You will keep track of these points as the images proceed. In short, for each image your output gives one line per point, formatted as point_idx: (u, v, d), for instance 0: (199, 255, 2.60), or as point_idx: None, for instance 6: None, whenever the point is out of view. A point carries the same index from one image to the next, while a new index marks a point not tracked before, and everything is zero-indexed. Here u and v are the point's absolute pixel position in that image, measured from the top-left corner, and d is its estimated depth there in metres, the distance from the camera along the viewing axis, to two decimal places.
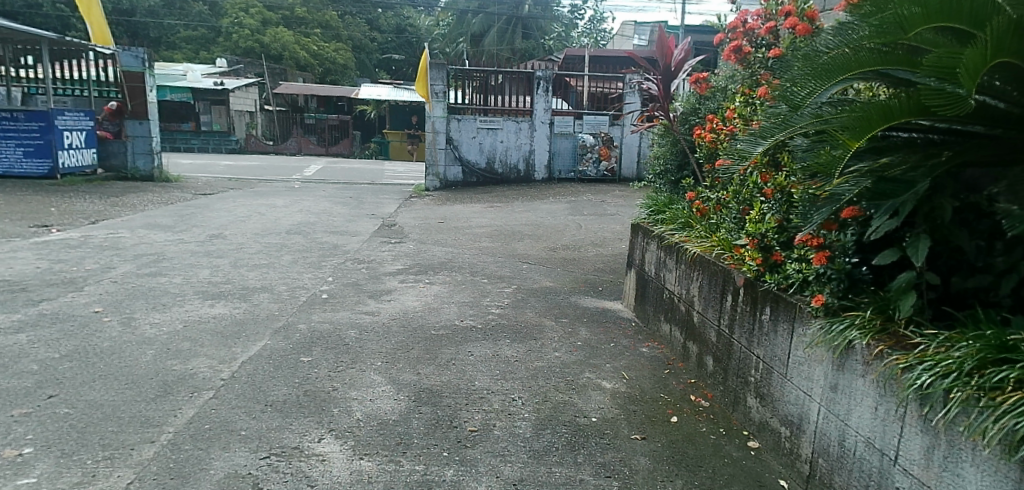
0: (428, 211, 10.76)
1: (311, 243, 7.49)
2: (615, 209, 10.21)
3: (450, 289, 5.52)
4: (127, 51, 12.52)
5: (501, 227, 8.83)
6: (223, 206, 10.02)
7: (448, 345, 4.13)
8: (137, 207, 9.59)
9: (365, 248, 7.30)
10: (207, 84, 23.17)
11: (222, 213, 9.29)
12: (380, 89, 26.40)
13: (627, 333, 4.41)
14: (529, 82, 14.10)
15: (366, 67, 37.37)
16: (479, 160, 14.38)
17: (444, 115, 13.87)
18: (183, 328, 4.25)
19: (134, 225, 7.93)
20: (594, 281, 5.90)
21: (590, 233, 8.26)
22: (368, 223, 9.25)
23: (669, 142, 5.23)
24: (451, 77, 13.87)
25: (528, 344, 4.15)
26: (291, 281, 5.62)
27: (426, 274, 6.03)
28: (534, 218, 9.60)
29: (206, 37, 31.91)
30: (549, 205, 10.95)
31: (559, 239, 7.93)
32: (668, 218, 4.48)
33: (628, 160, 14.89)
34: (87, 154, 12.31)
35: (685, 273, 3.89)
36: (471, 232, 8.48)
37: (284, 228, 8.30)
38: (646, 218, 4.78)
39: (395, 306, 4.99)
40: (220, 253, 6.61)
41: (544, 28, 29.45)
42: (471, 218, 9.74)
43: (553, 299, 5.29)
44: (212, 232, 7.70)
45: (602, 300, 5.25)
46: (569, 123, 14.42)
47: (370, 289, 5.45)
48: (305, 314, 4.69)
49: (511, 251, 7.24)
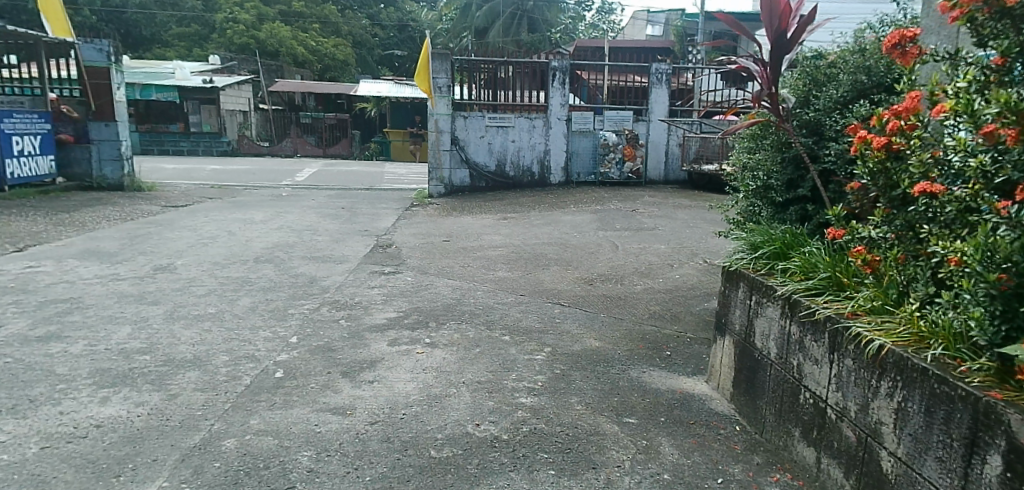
0: (431, 224, 9.21)
1: (282, 276, 5.95)
2: (652, 221, 8.62)
3: (459, 358, 3.92)
4: (88, 44, 11.05)
5: (520, 248, 7.25)
6: (190, 223, 8.48)
7: (457, 485, 2.55)
8: (85, 225, 8.07)
9: (350, 284, 5.72)
10: (196, 82, 21.65)
11: (185, 233, 7.75)
12: (380, 86, 24.91)
13: (735, 452, 2.84)
14: (543, 75, 12.59)
15: (368, 64, 35.76)
16: (488, 162, 12.76)
17: (449, 113, 12.31)
18: (33, 457, 2.68)
19: (65, 253, 6.39)
20: (655, 339, 4.31)
21: (631, 256, 6.66)
22: (359, 244, 7.68)
23: (773, 145, 3.71)
24: (457, 70, 12.28)
25: (586, 482, 2.57)
26: (238, 346, 4.04)
27: (424, 330, 4.44)
28: (557, 234, 8.03)
29: (199, 34, 30.42)
30: (572, 215, 9.40)
31: (593, 266, 6.33)
32: (795, 268, 2.93)
33: (654, 161, 13.34)
34: (42, 161, 10.85)
35: (852, 376, 2.36)
36: (483, 256, 6.94)
37: (254, 254, 6.76)
38: (749, 261, 3.22)
39: (378, 394, 3.40)
40: (157, 296, 5.03)
41: (552, 21, 27.88)
42: (483, 235, 8.18)
43: (608, 373, 3.71)
44: (160, 261, 6.16)
45: (676, 378, 3.66)
46: (588, 119, 12.83)
47: (348, 360, 3.86)
48: (241, 417, 3.11)
49: (537, 288, 5.63)
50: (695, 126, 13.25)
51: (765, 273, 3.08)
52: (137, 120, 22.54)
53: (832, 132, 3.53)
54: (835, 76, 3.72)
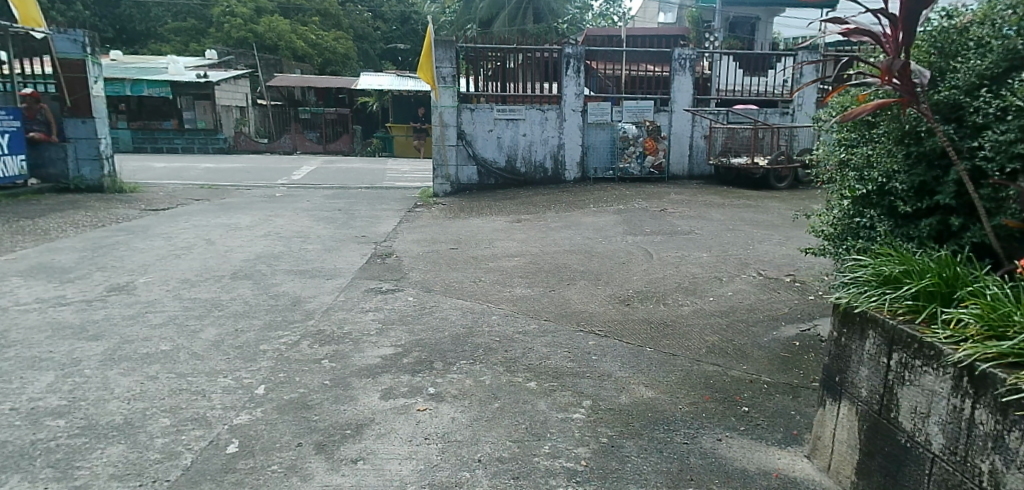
0: (436, 228, 8.31)
1: (261, 296, 5.04)
2: (685, 224, 7.70)
3: (472, 419, 3.00)
4: (61, 34, 10.13)
5: (539, 257, 6.33)
6: (166, 229, 7.62)
7: None
8: (47, 233, 7.17)
9: (340, 307, 4.81)
10: (189, 76, 20.80)
11: (157, 241, 6.85)
12: (382, 79, 23.98)
13: None
14: (556, 64, 11.62)
15: (370, 58, 34.77)
16: (498, 157, 11.81)
17: (455, 105, 11.37)
18: None
19: (10, 269, 5.50)
20: (723, 386, 3.38)
21: (669, 268, 5.72)
22: (355, 253, 6.78)
23: (891, 137, 2.79)
24: (462, 59, 11.32)
25: None
26: (186, 403, 3.11)
27: (429, 373, 3.52)
28: (579, 239, 7.11)
29: (196, 27, 29.55)
30: (593, 217, 8.45)
31: (626, 280, 5.40)
32: (969, 319, 1.99)
33: (677, 154, 12.41)
34: (13, 162, 10.00)
35: None
36: (496, 268, 6.03)
37: (232, 268, 5.86)
38: (884, 301, 2.30)
39: (362, 483, 2.47)
40: (101, 328, 4.11)
41: (557, 11, 26.41)
42: (496, 240, 7.27)
43: (673, 444, 2.77)
44: (118, 280, 5.25)
45: (765, 450, 2.73)
46: (605, 110, 11.84)
47: (326, 423, 2.94)
48: None
49: (563, 310, 4.71)
50: (721, 117, 12.34)
51: (914, 322, 2.16)
52: (130, 117, 21.69)
53: (983, 117, 2.59)
54: (975, 41, 2.77)
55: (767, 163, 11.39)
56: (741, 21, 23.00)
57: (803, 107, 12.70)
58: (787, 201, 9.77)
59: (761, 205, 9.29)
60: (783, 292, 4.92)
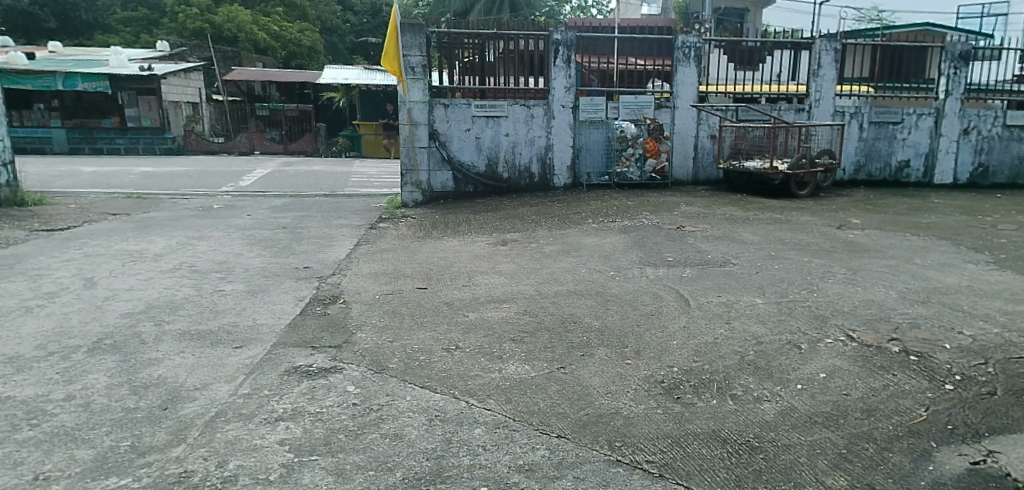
0: (401, 254, 6.64)
1: (120, 388, 3.31)
2: (714, 250, 6.14)
3: None
4: None
5: (534, 304, 4.71)
6: (45, 262, 5.86)
7: None
8: None
9: (234, 411, 3.09)
10: (132, 70, 18.83)
11: (18, 283, 5.11)
12: (348, 72, 22.11)
13: None
14: (543, 53, 9.99)
15: (338, 51, 32.97)
16: (476, 161, 10.14)
17: (425, 100, 9.69)
18: None
19: None
20: None
21: (719, 326, 4.10)
22: (287, 298, 5.06)
23: None
24: (435, 46, 9.62)
25: None
26: None
27: None
28: (584, 272, 5.49)
29: (148, 18, 27.44)
30: (594, 237, 6.87)
31: (665, 349, 3.78)
32: None
33: (680, 156, 10.91)
34: None
35: None
36: (474, 323, 4.40)
37: (102, 329, 4.15)
38: None
39: None
40: None
41: (534, 3, 24.65)
42: (474, 274, 5.63)
43: None
44: None
45: None
46: (599, 106, 10.23)
47: None
48: None
49: (583, 413, 3.04)
50: (730, 114, 10.85)
51: None
52: (65, 115, 19.68)
53: None
54: None
55: (787, 167, 9.81)
56: (729, 11, 21.96)
57: (821, 102, 11.20)
58: (819, 214, 8.28)
59: (792, 220, 7.77)
60: (902, 375, 3.32)
